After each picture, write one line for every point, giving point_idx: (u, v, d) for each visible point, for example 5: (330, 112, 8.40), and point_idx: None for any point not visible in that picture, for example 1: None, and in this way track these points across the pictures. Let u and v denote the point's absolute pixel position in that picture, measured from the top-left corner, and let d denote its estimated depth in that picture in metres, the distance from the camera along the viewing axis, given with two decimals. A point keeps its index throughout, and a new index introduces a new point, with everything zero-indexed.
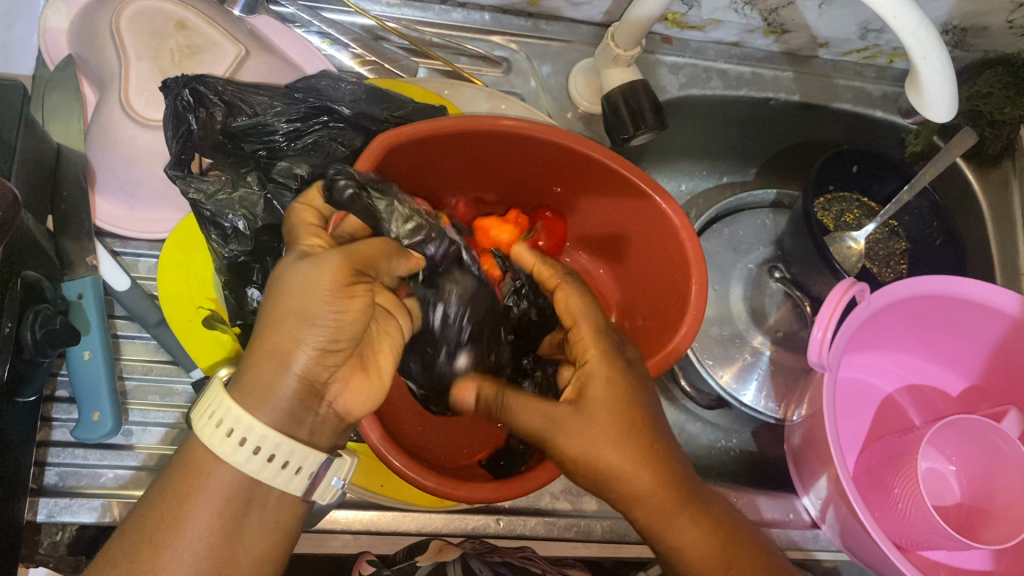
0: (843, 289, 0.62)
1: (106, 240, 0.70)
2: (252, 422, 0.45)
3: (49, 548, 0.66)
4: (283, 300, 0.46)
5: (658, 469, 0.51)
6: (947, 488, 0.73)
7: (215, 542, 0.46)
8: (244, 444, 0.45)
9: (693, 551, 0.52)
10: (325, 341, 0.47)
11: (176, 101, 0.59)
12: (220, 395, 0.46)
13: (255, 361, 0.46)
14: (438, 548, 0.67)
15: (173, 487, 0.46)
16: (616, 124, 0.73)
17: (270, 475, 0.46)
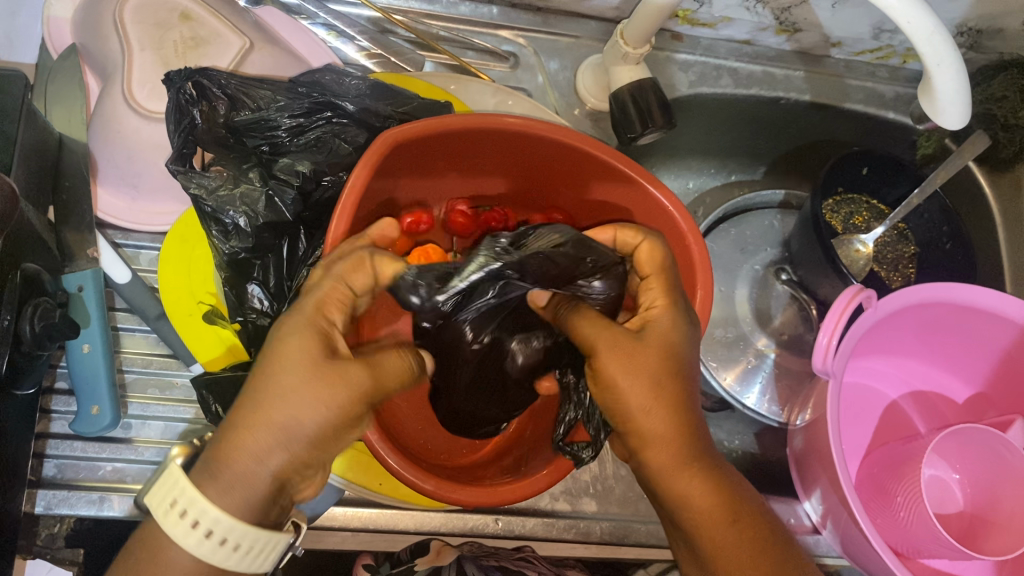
0: (851, 296, 0.62)
1: (107, 232, 0.70)
2: (205, 505, 0.40)
3: (46, 539, 0.66)
4: (273, 398, 0.42)
5: (684, 419, 0.49)
6: (951, 497, 0.73)
7: None
8: (197, 529, 0.41)
9: (706, 517, 0.48)
10: (305, 447, 0.43)
11: (179, 94, 0.59)
12: (182, 482, 0.41)
13: (226, 451, 0.42)
14: (438, 550, 0.68)
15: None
16: (624, 122, 0.72)
17: (227, 563, 0.41)
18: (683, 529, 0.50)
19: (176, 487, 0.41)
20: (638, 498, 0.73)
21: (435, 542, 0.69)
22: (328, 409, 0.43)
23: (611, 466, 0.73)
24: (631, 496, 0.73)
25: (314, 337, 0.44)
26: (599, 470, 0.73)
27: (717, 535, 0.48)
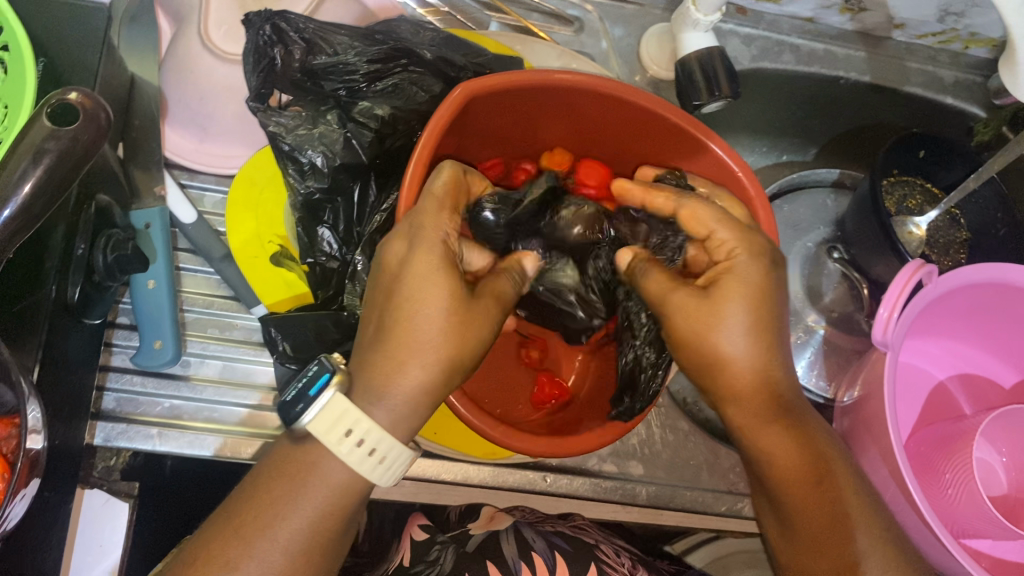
0: (912, 270, 0.62)
1: (174, 171, 0.70)
2: (372, 424, 0.46)
3: (103, 471, 0.66)
4: (455, 344, 0.47)
5: (773, 385, 0.52)
6: (996, 478, 0.73)
7: (315, 528, 0.47)
8: (358, 443, 0.46)
9: (787, 474, 0.53)
10: (447, 368, 0.48)
11: (257, 36, 0.59)
12: (344, 401, 0.46)
13: (369, 377, 0.47)
14: (490, 516, 0.70)
15: (277, 477, 0.48)
16: (688, 88, 0.72)
17: (375, 476, 0.47)
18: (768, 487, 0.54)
19: (345, 412, 0.46)
20: (684, 464, 0.73)
21: (487, 508, 0.71)
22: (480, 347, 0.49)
23: (658, 432, 0.74)
24: (677, 462, 0.73)
25: (447, 275, 0.48)
26: (647, 434, 0.73)
27: (803, 494, 0.52)
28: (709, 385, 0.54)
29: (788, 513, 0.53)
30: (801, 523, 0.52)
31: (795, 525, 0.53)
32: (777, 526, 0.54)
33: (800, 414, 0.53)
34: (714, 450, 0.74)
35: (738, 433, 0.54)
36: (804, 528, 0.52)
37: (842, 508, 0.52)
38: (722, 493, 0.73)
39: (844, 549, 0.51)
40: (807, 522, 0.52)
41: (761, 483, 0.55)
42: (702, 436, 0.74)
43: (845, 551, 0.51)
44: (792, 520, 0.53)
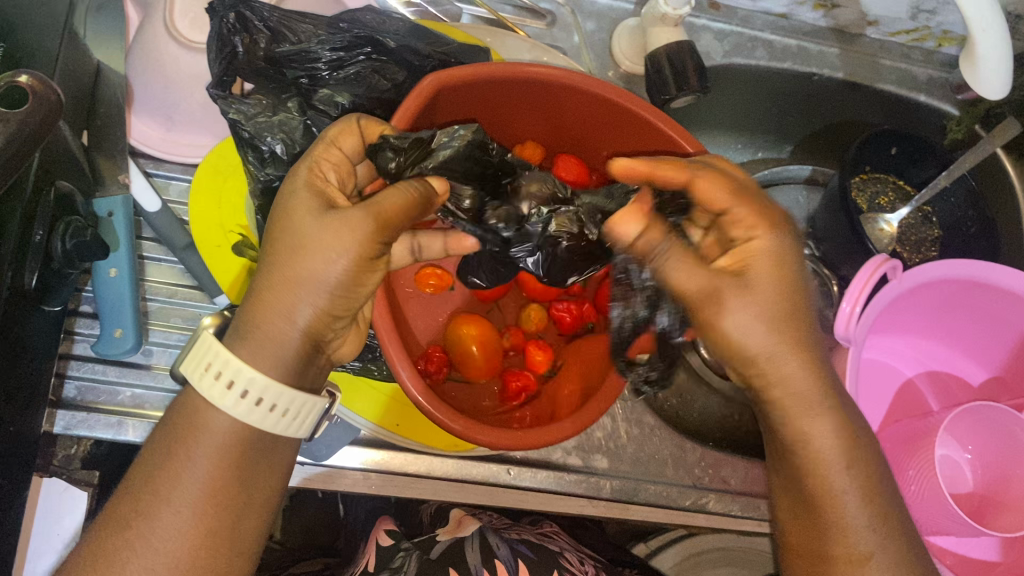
0: (875, 265, 0.62)
1: (139, 160, 0.70)
2: (236, 363, 0.45)
3: (64, 460, 0.66)
4: (296, 254, 0.46)
5: (820, 374, 0.50)
6: (962, 477, 0.72)
7: (212, 485, 0.47)
8: (225, 383, 0.45)
9: (824, 460, 0.51)
10: (331, 300, 0.47)
11: (221, 23, 0.57)
12: (211, 342, 0.46)
13: (257, 316, 0.47)
14: (457, 522, 0.75)
15: (168, 439, 0.47)
16: (658, 83, 0.72)
17: (255, 420, 0.46)
18: (797, 475, 0.52)
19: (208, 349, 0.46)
20: (650, 458, 0.73)
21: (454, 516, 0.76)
22: (343, 260, 0.46)
23: (624, 426, 0.74)
24: (643, 456, 0.73)
25: (313, 199, 0.47)
26: (613, 428, 0.73)
27: (832, 476, 0.51)
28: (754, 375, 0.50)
29: (816, 500, 0.52)
30: (826, 512, 0.51)
31: (825, 514, 0.51)
32: (798, 509, 0.53)
33: (840, 400, 0.52)
34: (679, 444, 0.74)
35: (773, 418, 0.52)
36: (835, 517, 0.51)
37: (859, 498, 0.51)
38: (687, 487, 0.73)
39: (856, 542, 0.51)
40: (841, 511, 0.51)
41: (786, 466, 0.53)
42: (668, 430, 0.74)
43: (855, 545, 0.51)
44: (813, 509, 0.52)
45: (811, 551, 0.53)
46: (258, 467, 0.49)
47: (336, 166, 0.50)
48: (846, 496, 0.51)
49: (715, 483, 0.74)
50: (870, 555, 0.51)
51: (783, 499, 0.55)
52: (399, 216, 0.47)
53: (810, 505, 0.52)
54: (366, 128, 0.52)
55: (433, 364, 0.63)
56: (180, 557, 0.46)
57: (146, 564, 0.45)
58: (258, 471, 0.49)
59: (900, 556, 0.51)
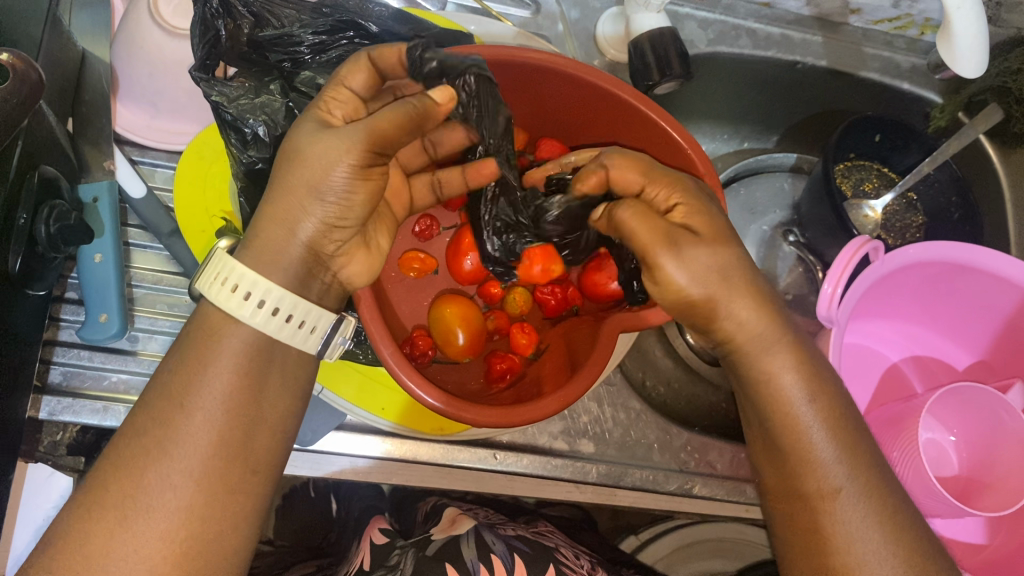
0: (858, 245, 0.62)
1: (125, 147, 0.71)
2: (253, 276, 0.47)
3: (50, 447, 0.67)
4: (297, 166, 0.48)
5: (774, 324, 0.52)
6: (946, 459, 0.73)
7: (230, 398, 0.48)
8: (239, 293, 0.47)
9: (784, 410, 0.52)
10: (331, 214, 0.49)
11: (204, 7, 0.57)
12: (224, 256, 0.48)
13: (264, 227, 0.49)
14: (452, 521, 0.76)
15: (184, 353, 0.48)
16: (641, 69, 0.73)
17: (273, 331, 0.48)
18: (765, 426, 0.54)
19: (223, 262, 0.48)
20: (635, 443, 0.74)
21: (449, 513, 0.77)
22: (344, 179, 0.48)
23: (609, 411, 0.74)
24: (629, 441, 0.74)
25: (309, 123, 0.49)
26: (599, 413, 0.74)
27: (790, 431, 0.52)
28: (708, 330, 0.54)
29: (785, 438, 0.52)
30: (795, 450, 0.52)
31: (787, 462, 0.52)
32: (767, 453, 0.54)
33: (796, 352, 0.53)
34: (664, 428, 0.75)
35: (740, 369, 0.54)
36: (788, 462, 0.52)
37: (832, 436, 0.52)
38: (672, 472, 0.73)
39: (828, 477, 0.51)
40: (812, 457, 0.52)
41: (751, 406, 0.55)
42: (653, 415, 0.75)
43: (830, 480, 0.51)
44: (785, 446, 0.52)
45: (789, 491, 0.53)
46: (272, 389, 0.50)
47: (342, 104, 0.51)
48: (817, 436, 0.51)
49: (700, 467, 0.74)
50: (843, 488, 0.51)
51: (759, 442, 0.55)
52: (395, 134, 0.48)
53: (775, 455, 0.53)
54: (378, 61, 0.51)
55: (418, 346, 0.63)
56: (201, 461, 0.47)
57: (168, 469, 0.46)
58: (270, 388, 0.50)
59: (876, 494, 0.51)
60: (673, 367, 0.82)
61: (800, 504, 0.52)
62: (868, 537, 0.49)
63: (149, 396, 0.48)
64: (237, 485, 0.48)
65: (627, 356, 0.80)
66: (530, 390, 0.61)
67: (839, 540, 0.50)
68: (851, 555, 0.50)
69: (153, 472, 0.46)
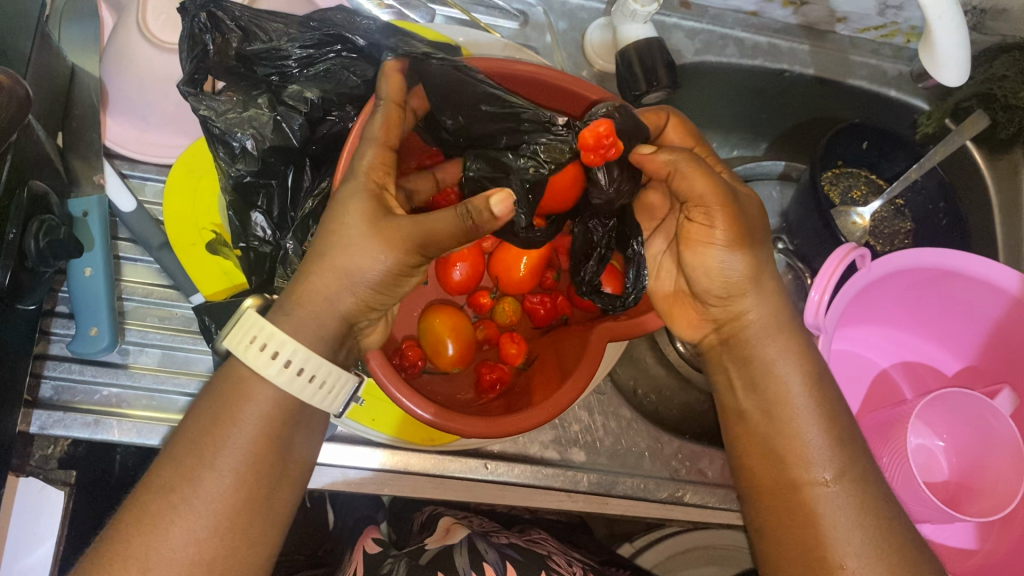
0: (843, 254, 0.62)
1: (115, 161, 0.71)
2: (287, 339, 0.46)
3: (40, 461, 0.66)
4: (340, 251, 0.48)
5: (782, 305, 0.56)
6: (936, 464, 0.73)
7: (258, 456, 0.46)
8: (275, 358, 0.46)
9: (783, 398, 0.55)
10: (368, 294, 0.49)
11: (192, 23, 0.58)
12: (258, 315, 0.47)
13: (297, 308, 0.48)
14: (446, 531, 0.76)
15: (211, 407, 0.47)
16: (628, 80, 0.73)
17: (308, 396, 0.47)
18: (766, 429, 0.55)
19: (254, 324, 0.47)
20: (626, 451, 0.74)
21: (445, 521, 0.77)
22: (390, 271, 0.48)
23: (600, 419, 0.75)
24: (620, 449, 0.74)
25: (353, 208, 0.48)
26: (589, 421, 0.74)
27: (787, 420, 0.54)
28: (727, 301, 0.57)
29: (780, 428, 0.54)
30: (787, 445, 0.54)
31: (782, 456, 0.54)
32: (761, 454, 0.55)
33: (792, 338, 0.56)
34: (655, 437, 0.75)
35: (744, 345, 0.57)
36: (784, 459, 0.54)
37: (823, 433, 0.54)
38: (663, 479, 0.73)
39: (817, 469, 0.53)
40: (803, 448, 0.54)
41: (754, 393, 0.56)
42: (644, 423, 0.75)
43: (818, 473, 0.53)
44: (779, 438, 0.54)
45: (777, 484, 0.54)
46: (295, 445, 0.49)
47: (383, 169, 0.50)
48: (808, 430, 0.54)
49: (691, 475, 0.75)
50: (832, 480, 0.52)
51: (748, 437, 0.56)
52: (445, 241, 0.48)
53: (770, 454, 0.55)
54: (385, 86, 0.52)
55: (408, 357, 0.63)
56: (219, 518, 0.45)
57: (189, 522, 0.44)
58: (294, 444, 0.49)
59: (861, 493, 0.52)
60: (664, 374, 0.82)
61: (787, 497, 0.53)
62: (851, 533, 0.51)
63: (172, 449, 0.47)
64: (258, 539, 0.47)
65: (618, 364, 0.80)
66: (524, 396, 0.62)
67: (826, 533, 0.51)
68: (837, 550, 0.51)
69: (170, 526, 0.44)
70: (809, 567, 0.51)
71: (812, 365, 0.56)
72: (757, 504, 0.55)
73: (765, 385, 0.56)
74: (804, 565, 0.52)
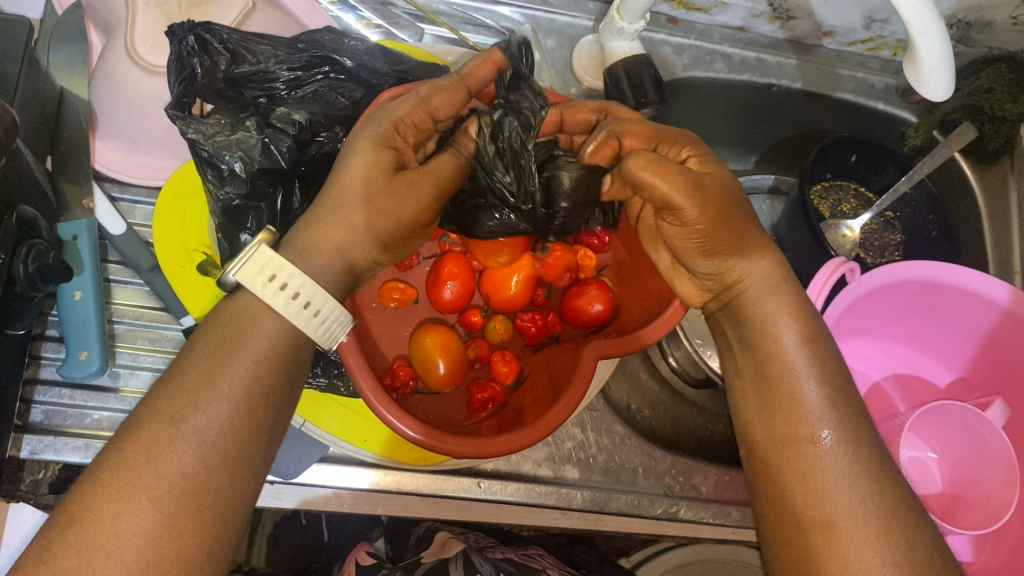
0: (833, 267, 0.63)
1: (105, 184, 0.71)
2: (296, 271, 0.45)
3: (31, 485, 0.64)
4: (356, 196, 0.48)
5: (776, 263, 0.55)
6: (930, 477, 0.73)
7: (260, 389, 0.44)
8: (282, 288, 0.45)
9: (780, 354, 0.52)
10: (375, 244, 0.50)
11: (180, 46, 0.59)
12: (267, 246, 0.45)
13: (318, 249, 0.48)
14: (443, 543, 0.77)
15: (217, 335, 0.45)
16: (618, 97, 0.73)
17: (306, 328, 0.46)
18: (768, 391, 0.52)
19: (266, 259, 0.45)
20: (620, 468, 0.74)
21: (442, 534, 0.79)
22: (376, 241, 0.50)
23: (593, 436, 0.75)
24: (613, 466, 0.74)
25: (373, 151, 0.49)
26: (583, 438, 0.74)
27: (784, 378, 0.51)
28: (716, 274, 0.55)
29: (773, 385, 0.52)
30: (783, 400, 0.51)
31: (773, 416, 0.51)
32: (757, 405, 0.53)
33: (796, 307, 0.54)
34: (648, 453, 0.75)
35: (741, 310, 0.55)
36: (782, 409, 0.51)
37: (820, 393, 0.50)
38: (657, 496, 0.73)
39: (813, 425, 0.50)
40: (805, 404, 0.50)
41: (749, 351, 0.54)
42: (637, 439, 0.75)
43: (816, 431, 0.49)
44: (774, 395, 0.52)
45: (772, 439, 0.51)
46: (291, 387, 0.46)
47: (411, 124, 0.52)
48: (806, 384, 0.51)
49: (685, 490, 0.75)
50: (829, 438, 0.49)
51: (746, 394, 0.54)
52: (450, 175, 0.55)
53: (768, 407, 0.52)
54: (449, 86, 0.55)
55: (399, 377, 0.63)
56: (218, 450, 0.42)
57: (188, 442, 0.41)
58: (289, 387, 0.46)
59: (861, 456, 0.49)
60: (658, 388, 0.82)
61: (778, 456, 0.50)
62: (843, 492, 0.47)
63: (171, 376, 0.44)
64: (248, 478, 0.43)
65: (612, 379, 0.80)
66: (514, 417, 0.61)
67: (815, 490, 0.48)
68: (824, 509, 0.47)
69: (168, 455, 0.41)
70: (796, 522, 0.48)
71: (812, 330, 0.53)
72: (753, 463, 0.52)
73: (757, 344, 0.53)
74: (792, 524, 0.48)
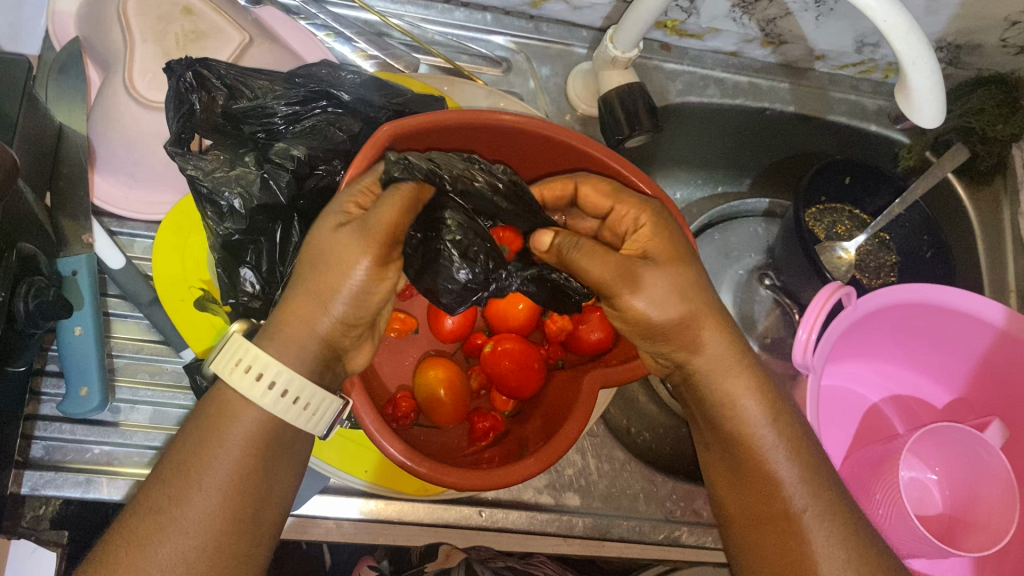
0: (829, 292, 0.63)
1: (104, 219, 0.71)
2: (276, 365, 0.47)
3: (32, 521, 0.65)
4: (322, 268, 0.48)
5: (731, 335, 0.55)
6: (930, 498, 0.73)
7: (243, 479, 0.47)
8: (263, 383, 0.46)
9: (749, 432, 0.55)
10: (348, 313, 0.49)
11: (178, 82, 0.59)
12: (242, 341, 0.47)
13: (285, 324, 0.49)
14: (446, 554, 0.78)
15: (198, 432, 0.47)
16: (611, 124, 0.74)
17: (296, 420, 0.47)
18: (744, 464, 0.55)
19: (241, 348, 0.47)
20: (621, 493, 0.74)
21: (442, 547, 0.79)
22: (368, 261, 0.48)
23: (594, 462, 0.75)
24: (614, 492, 0.74)
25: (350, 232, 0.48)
26: (583, 464, 0.74)
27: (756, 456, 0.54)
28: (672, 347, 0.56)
29: (748, 461, 0.55)
30: (759, 476, 0.54)
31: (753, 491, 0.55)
32: (730, 478, 0.56)
33: (760, 371, 0.56)
34: (650, 478, 0.75)
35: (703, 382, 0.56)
36: (759, 482, 0.54)
37: (794, 468, 0.54)
38: (659, 521, 0.74)
39: (790, 500, 0.53)
40: (786, 482, 0.54)
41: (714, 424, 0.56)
42: (638, 465, 0.75)
43: (794, 504, 0.53)
44: (750, 469, 0.55)
45: (754, 513, 0.54)
46: (281, 465, 0.49)
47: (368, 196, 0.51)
48: (778, 462, 0.54)
49: (687, 515, 0.75)
50: (802, 512, 0.53)
51: (720, 465, 0.57)
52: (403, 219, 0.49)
53: (747, 482, 0.55)
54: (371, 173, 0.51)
55: (401, 408, 0.64)
56: (206, 545, 0.45)
57: (179, 543, 0.45)
58: (278, 468, 0.49)
59: (836, 526, 0.52)
60: (658, 412, 0.83)
61: (759, 528, 0.54)
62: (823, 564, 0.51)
63: (160, 473, 0.47)
64: (245, 560, 0.47)
65: (611, 404, 0.81)
66: (504, 454, 0.61)
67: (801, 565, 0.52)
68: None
69: (155, 560, 0.44)
70: None
71: (776, 403, 0.55)
72: (734, 527, 0.56)
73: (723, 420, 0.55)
74: None
